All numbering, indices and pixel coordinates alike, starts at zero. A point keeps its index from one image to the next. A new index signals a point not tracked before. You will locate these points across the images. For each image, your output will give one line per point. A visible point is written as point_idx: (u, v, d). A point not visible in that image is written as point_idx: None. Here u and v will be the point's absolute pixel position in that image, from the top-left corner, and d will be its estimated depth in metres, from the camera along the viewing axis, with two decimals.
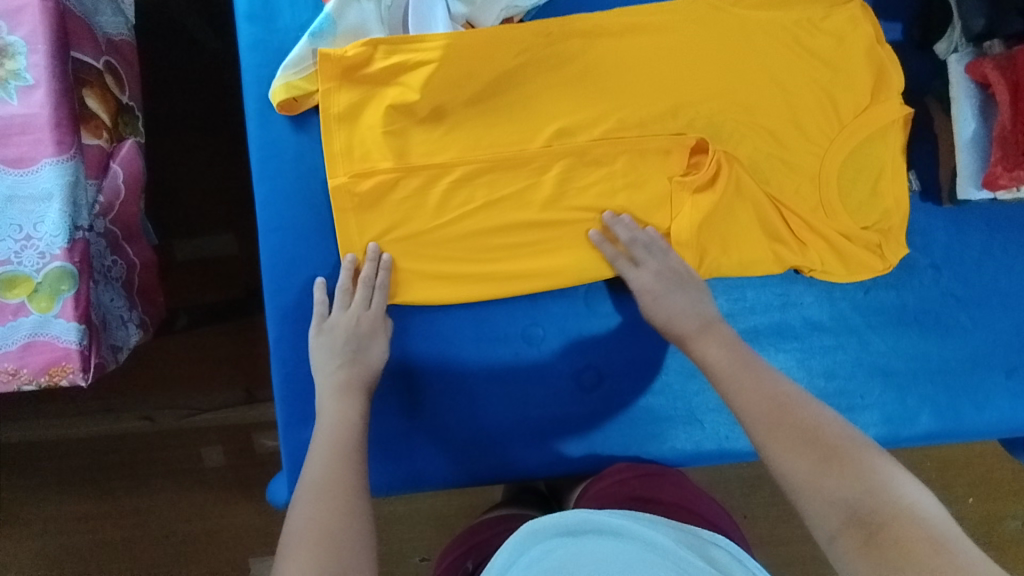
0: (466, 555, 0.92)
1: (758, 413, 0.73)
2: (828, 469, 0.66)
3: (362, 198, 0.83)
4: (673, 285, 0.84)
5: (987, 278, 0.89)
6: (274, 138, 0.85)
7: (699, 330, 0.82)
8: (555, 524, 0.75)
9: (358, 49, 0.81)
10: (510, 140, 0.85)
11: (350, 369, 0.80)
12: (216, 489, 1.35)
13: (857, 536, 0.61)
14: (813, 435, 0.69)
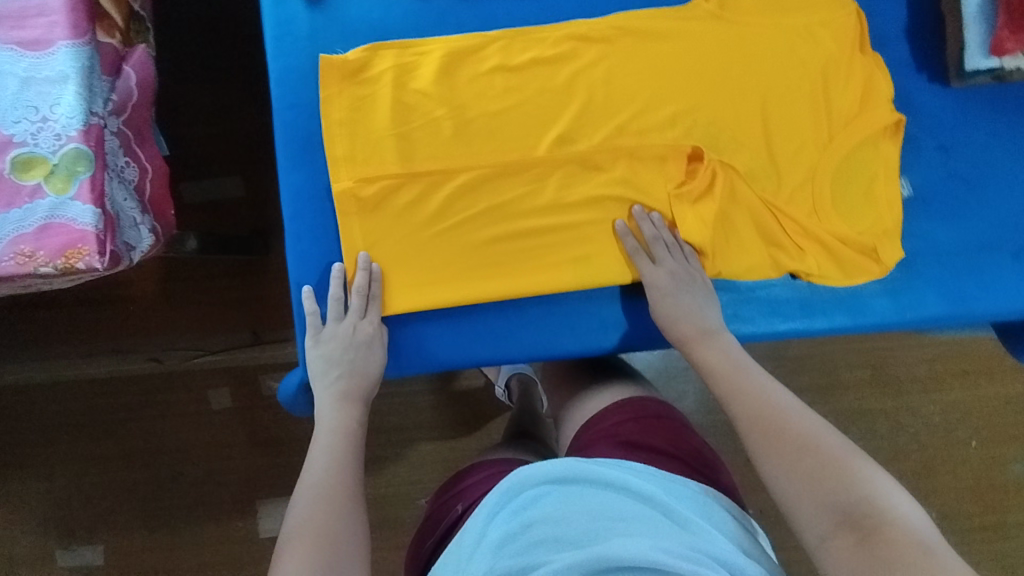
0: (456, 498, 0.72)
1: (750, 423, 0.58)
2: (817, 478, 0.52)
3: (366, 204, 0.72)
4: (683, 288, 0.70)
5: (994, 148, 0.75)
6: (289, 16, 0.72)
7: (701, 335, 0.68)
8: (543, 471, 0.59)
9: (360, 54, 0.71)
10: (544, 100, 0.73)
11: (350, 379, 0.68)
12: (224, 434, 1.18)
13: (844, 545, 0.48)
14: (801, 438, 0.55)
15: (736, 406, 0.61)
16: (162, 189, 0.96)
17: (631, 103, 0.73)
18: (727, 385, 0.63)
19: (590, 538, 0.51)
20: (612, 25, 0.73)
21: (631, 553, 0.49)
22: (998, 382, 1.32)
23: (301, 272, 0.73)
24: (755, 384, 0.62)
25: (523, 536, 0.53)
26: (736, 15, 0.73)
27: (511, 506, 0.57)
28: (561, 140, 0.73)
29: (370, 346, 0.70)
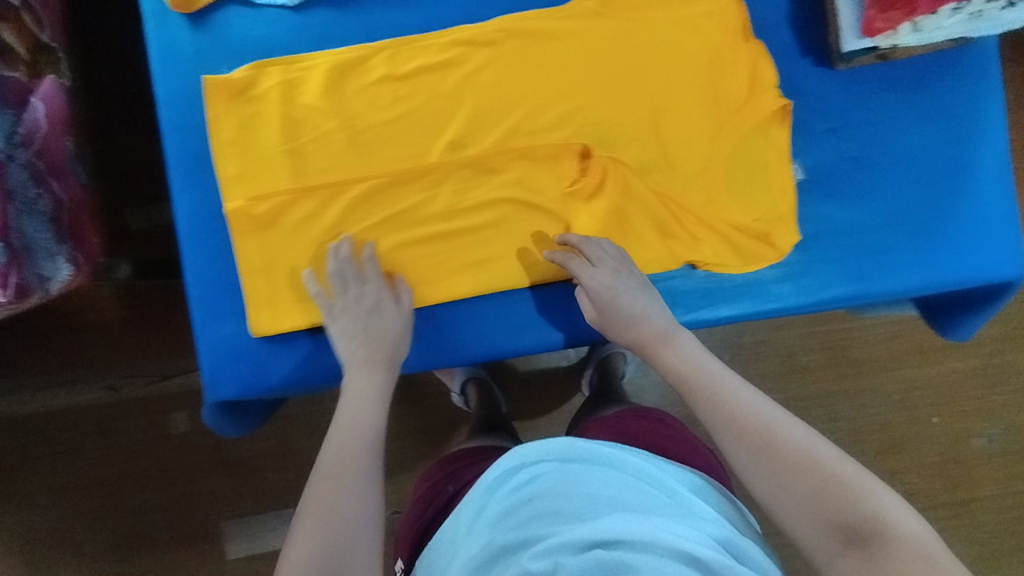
0: (448, 479, 0.75)
1: (732, 431, 0.55)
2: (818, 497, 0.50)
3: (260, 221, 0.72)
4: (625, 287, 0.68)
5: (885, 130, 0.76)
6: (172, 38, 0.72)
7: (659, 338, 0.65)
8: (550, 448, 0.61)
9: (244, 72, 0.71)
10: (434, 102, 0.73)
11: (369, 344, 0.67)
12: (184, 459, 1.14)
13: (854, 562, 0.47)
14: (797, 454, 0.52)
15: (710, 408, 0.58)
16: (85, 218, 0.88)
17: (523, 105, 0.74)
18: (699, 389, 0.60)
19: (592, 511, 0.53)
20: (495, 29, 0.73)
21: (634, 526, 0.50)
22: (956, 356, 1.30)
23: (203, 294, 0.73)
24: (730, 390, 0.59)
25: (521, 512, 0.55)
26: (617, 11, 0.74)
27: (514, 481, 0.59)
28: (454, 145, 0.74)
29: (381, 309, 0.69)
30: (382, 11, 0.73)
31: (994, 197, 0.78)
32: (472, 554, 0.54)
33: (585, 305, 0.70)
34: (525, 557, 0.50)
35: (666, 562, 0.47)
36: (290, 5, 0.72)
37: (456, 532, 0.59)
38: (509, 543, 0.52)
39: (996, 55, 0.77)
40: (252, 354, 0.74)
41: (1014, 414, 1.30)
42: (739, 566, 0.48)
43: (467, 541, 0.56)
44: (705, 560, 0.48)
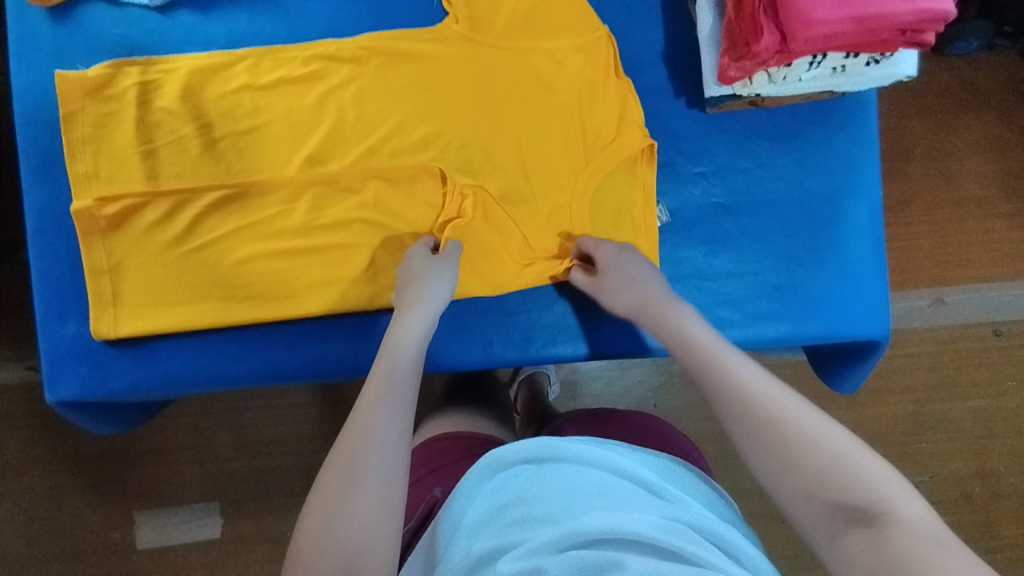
0: (435, 481, 0.65)
1: (729, 411, 0.49)
2: (818, 475, 0.43)
3: (109, 223, 0.71)
4: (630, 265, 0.66)
5: (759, 177, 0.75)
6: (28, 31, 0.70)
7: (657, 308, 0.61)
8: (520, 449, 0.56)
9: (99, 70, 0.70)
10: (295, 115, 0.72)
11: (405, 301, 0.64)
12: (104, 455, 1.03)
13: (856, 544, 0.40)
14: (793, 431, 0.46)
15: (709, 385, 0.52)
16: None
17: (386, 125, 0.73)
18: (700, 358, 0.54)
19: (564, 512, 0.48)
20: (360, 46, 0.72)
21: (614, 523, 0.46)
22: (883, 402, 1.17)
23: (47, 293, 0.72)
24: (728, 363, 0.52)
25: (500, 517, 0.50)
26: (488, 36, 0.72)
27: (494, 484, 0.55)
28: (312, 160, 0.72)
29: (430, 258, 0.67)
30: (246, 19, 0.72)
31: (867, 252, 0.76)
32: (454, 562, 0.49)
33: (580, 277, 0.70)
34: (502, 560, 0.46)
35: (647, 563, 0.43)
36: (152, 6, 0.71)
37: (441, 540, 0.53)
38: (489, 549, 0.48)
39: (875, 111, 0.76)
40: (94, 356, 0.73)
41: (942, 462, 1.18)
42: (714, 555, 0.45)
43: (449, 548, 0.51)
44: (681, 552, 0.44)
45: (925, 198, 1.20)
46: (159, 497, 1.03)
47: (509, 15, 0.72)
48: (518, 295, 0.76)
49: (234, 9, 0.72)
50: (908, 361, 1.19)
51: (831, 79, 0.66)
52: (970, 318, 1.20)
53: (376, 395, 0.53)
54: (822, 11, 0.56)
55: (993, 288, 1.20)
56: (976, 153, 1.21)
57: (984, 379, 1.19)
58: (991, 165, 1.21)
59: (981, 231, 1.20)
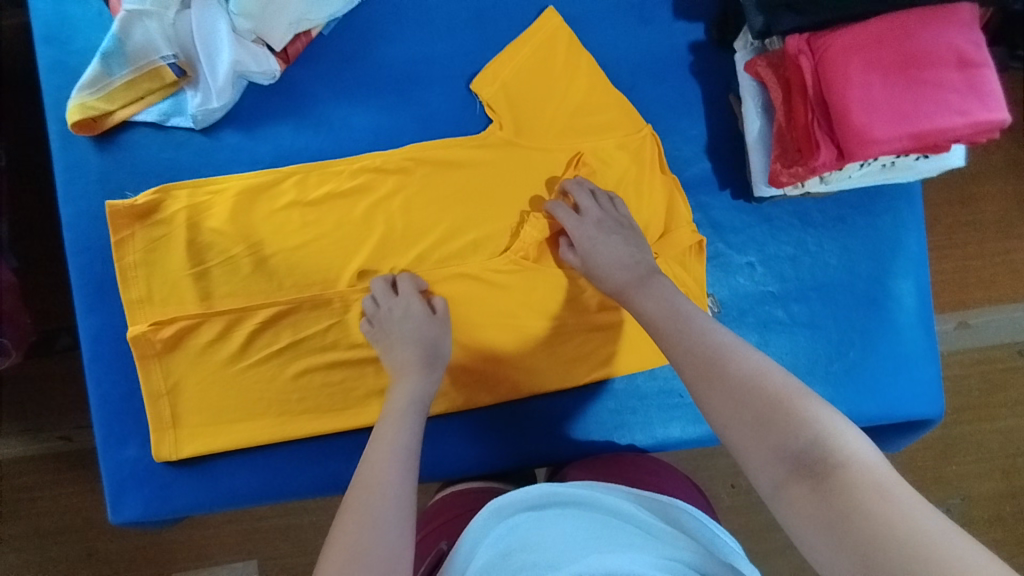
0: (441, 533, 0.67)
1: (688, 359, 0.54)
2: (764, 424, 0.47)
3: (165, 346, 0.71)
4: (605, 245, 0.68)
5: (806, 263, 0.75)
6: (76, 160, 0.71)
7: (635, 284, 0.65)
8: (521, 500, 0.60)
9: (148, 196, 0.70)
10: (344, 229, 0.72)
11: (399, 351, 0.67)
12: (139, 544, 1.00)
13: (801, 490, 0.43)
14: (745, 382, 0.50)
15: (679, 347, 0.56)
16: (13, 299, 0.83)
17: (435, 233, 0.73)
18: (673, 323, 0.58)
19: (568, 556, 0.50)
20: (406, 156, 0.72)
21: (609, 561, 0.48)
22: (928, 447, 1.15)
23: (106, 417, 0.72)
24: (694, 325, 0.57)
25: (506, 563, 0.52)
26: (532, 139, 0.72)
27: (498, 533, 0.57)
28: (362, 273, 0.73)
29: (412, 312, 0.68)
30: (290, 134, 0.73)
31: (917, 332, 0.76)
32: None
33: (568, 255, 0.71)
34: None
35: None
36: (197, 128, 0.71)
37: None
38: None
39: (919, 194, 0.77)
40: (157, 476, 0.72)
41: (972, 482, 1.14)
42: None
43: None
44: None
45: (947, 223, 1.17)
46: (202, 563, 1.01)
47: (551, 118, 0.72)
48: (573, 392, 0.76)
49: (278, 125, 0.72)
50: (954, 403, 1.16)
51: (880, 174, 0.66)
52: (995, 339, 1.17)
53: (381, 455, 0.57)
54: (880, 130, 0.56)
55: (1018, 308, 1.17)
56: (992, 176, 1.18)
57: (1012, 399, 1.16)
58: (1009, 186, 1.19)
59: (1003, 252, 1.17)
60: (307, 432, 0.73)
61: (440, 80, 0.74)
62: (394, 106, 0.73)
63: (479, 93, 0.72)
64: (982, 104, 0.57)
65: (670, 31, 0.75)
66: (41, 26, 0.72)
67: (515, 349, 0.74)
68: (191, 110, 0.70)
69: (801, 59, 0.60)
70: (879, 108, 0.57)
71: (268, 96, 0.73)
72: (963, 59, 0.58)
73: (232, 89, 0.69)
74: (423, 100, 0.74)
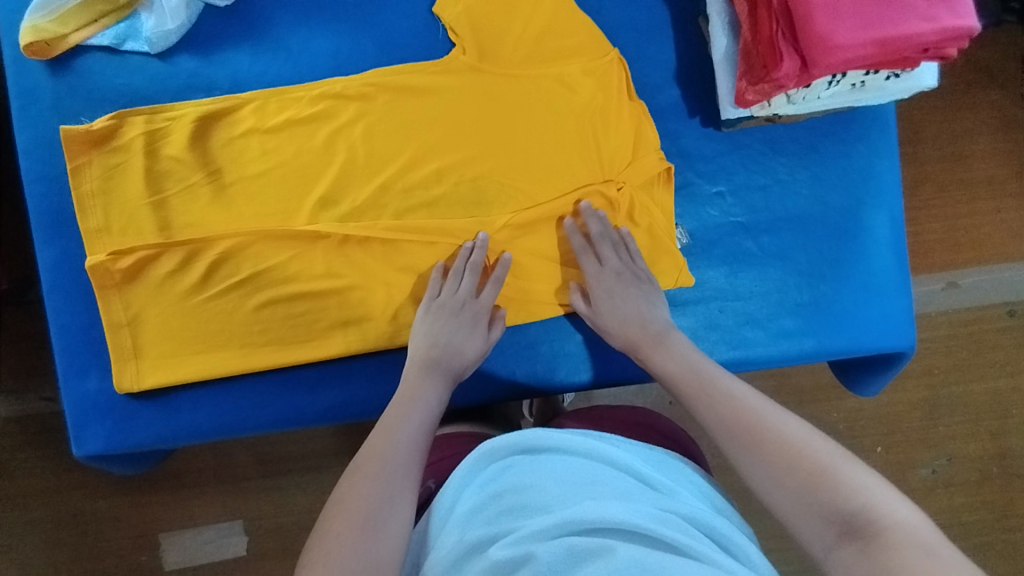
0: (427, 473, 0.65)
1: (723, 427, 0.54)
2: (808, 490, 0.46)
3: (126, 277, 0.70)
4: (623, 294, 0.69)
5: (778, 193, 0.74)
6: (30, 85, 0.69)
7: (653, 340, 0.65)
8: (510, 444, 0.55)
9: (103, 122, 0.69)
10: (304, 159, 0.71)
11: (433, 349, 0.66)
12: (114, 495, 1.00)
13: (851, 556, 0.43)
14: (783, 447, 0.49)
15: (712, 414, 0.55)
16: None
17: (397, 162, 0.71)
18: (700, 385, 0.59)
19: (560, 500, 0.48)
20: (367, 83, 0.70)
21: (609, 513, 0.46)
22: (916, 406, 1.13)
23: (67, 348, 0.71)
24: (722, 387, 0.57)
25: (493, 506, 0.49)
26: (496, 64, 0.71)
27: (485, 476, 0.53)
28: (324, 203, 0.71)
29: (458, 313, 0.68)
30: (249, 60, 0.71)
31: (890, 263, 0.75)
32: (443, 551, 0.48)
33: (580, 306, 0.71)
34: (493, 547, 0.46)
35: (639, 548, 0.43)
36: (153, 53, 0.70)
37: (432, 531, 0.52)
38: (484, 538, 0.47)
39: (893, 122, 0.75)
40: (119, 410, 0.72)
41: (959, 443, 1.13)
42: (705, 546, 0.45)
43: (441, 537, 0.50)
44: (669, 541, 0.44)
45: (935, 179, 1.15)
46: (180, 514, 1.00)
47: (517, 43, 0.71)
48: (540, 325, 0.75)
49: (236, 51, 0.71)
50: (942, 363, 1.14)
51: (850, 94, 0.65)
52: (984, 298, 1.15)
53: (380, 463, 0.54)
54: (844, 36, 0.55)
55: (1006, 267, 1.15)
56: (980, 131, 1.16)
57: (1000, 359, 1.14)
58: (998, 143, 1.16)
59: (990, 210, 1.15)
60: (269, 365, 0.72)
61: (403, 6, 0.72)
62: (357, 34, 0.72)
63: (442, 16, 0.71)
64: (951, 11, 0.56)
65: None
66: None
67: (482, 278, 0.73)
68: (147, 33, 0.68)
69: None
70: (843, 13, 0.55)
71: (227, 21, 0.71)
72: None
73: (187, 11, 0.68)
74: (385, 27, 0.72)
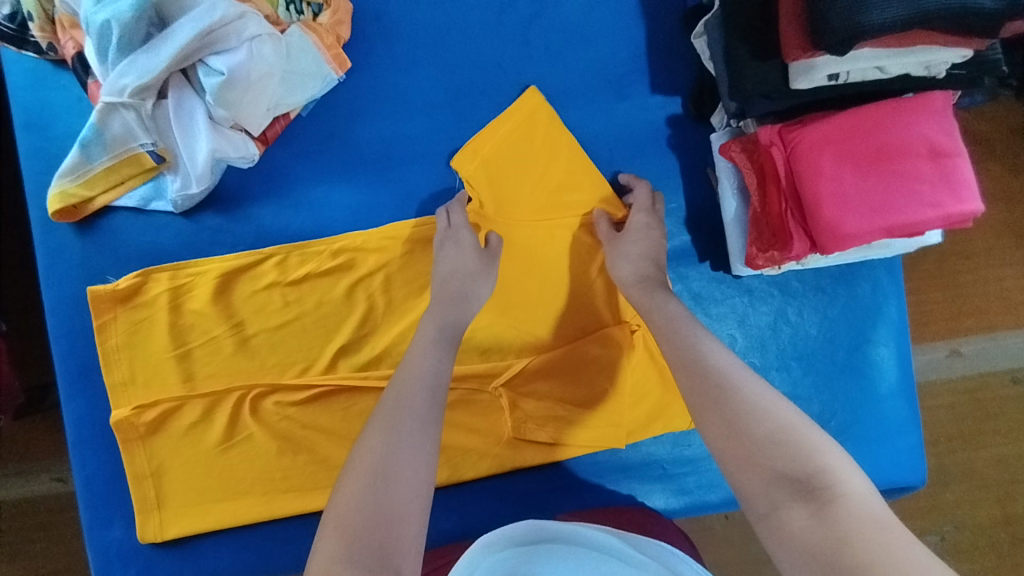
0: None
1: (691, 380, 0.53)
2: (767, 450, 0.46)
3: (150, 430, 0.71)
4: (643, 235, 0.69)
5: (788, 335, 0.75)
6: (58, 245, 0.71)
7: (651, 283, 0.65)
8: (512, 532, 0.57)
9: (130, 280, 0.70)
10: (326, 309, 0.73)
11: (444, 282, 0.67)
12: None
13: (799, 515, 0.43)
14: (750, 406, 0.49)
15: (681, 367, 0.55)
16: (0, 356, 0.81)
17: (415, 313, 0.73)
18: (676, 341, 0.57)
19: None
20: (386, 235, 0.72)
21: None
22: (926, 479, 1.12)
23: (91, 498, 0.72)
24: (700, 342, 0.56)
25: None
26: (515, 213, 0.73)
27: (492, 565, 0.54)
28: (343, 351, 0.73)
29: (461, 244, 0.69)
30: (271, 215, 0.73)
31: (898, 401, 0.76)
32: None
33: (601, 224, 0.72)
34: None
35: None
36: (178, 212, 0.72)
37: None
38: None
39: (899, 265, 0.77)
40: (143, 558, 0.72)
41: (966, 510, 1.11)
42: None
43: None
44: None
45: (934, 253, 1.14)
46: None
47: (532, 198, 0.73)
48: (557, 465, 0.75)
49: (259, 207, 0.73)
50: (949, 431, 1.12)
51: (859, 252, 0.67)
52: (986, 367, 1.13)
53: (388, 422, 0.52)
54: (852, 225, 0.57)
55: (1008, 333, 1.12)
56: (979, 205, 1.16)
57: (1004, 428, 1.12)
58: (1001, 215, 1.13)
59: (988, 278, 1.11)
60: (290, 513, 0.73)
61: (419, 158, 0.74)
62: (375, 186, 0.74)
63: (460, 169, 0.72)
64: (954, 195, 0.57)
65: (648, 105, 0.75)
66: (20, 114, 0.71)
67: (499, 421, 0.74)
68: (171, 195, 0.70)
69: (774, 150, 0.60)
70: (850, 204, 0.57)
71: (248, 178, 0.73)
72: (935, 150, 0.58)
73: (211, 175, 0.70)
74: (403, 179, 0.74)
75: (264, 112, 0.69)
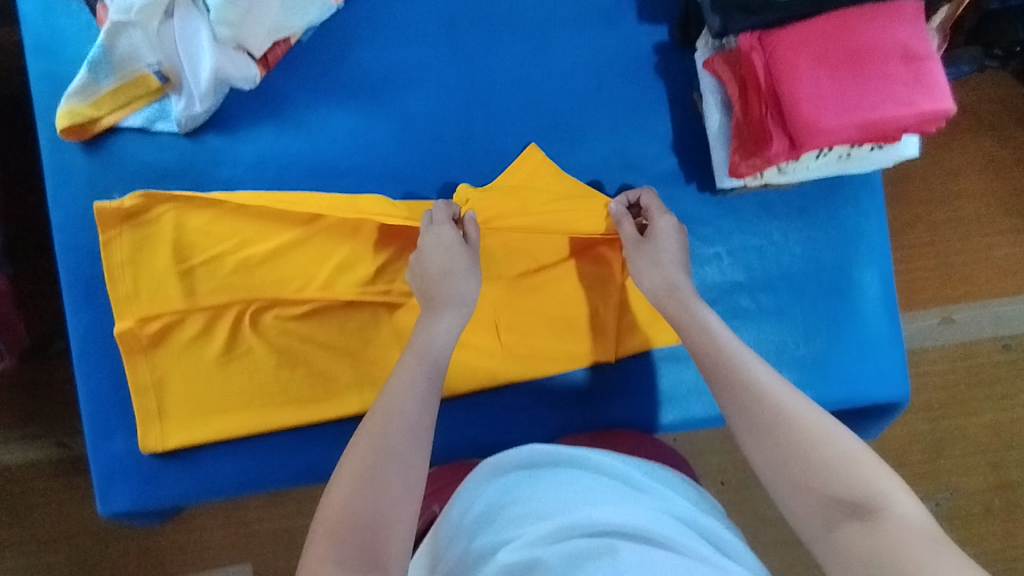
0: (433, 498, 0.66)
1: (733, 394, 0.52)
2: (821, 473, 0.45)
3: (153, 343, 0.73)
4: (666, 245, 0.66)
5: (773, 253, 0.77)
6: (66, 163, 0.73)
7: (670, 292, 0.64)
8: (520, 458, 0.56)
9: (133, 198, 0.72)
10: (324, 226, 0.75)
11: (435, 282, 0.64)
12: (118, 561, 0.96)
13: (850, 532, 0.43)
14: (806, 433, 0.47)
15: (723, 377, 0.54)
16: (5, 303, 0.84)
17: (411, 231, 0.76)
18: (716, 354, 0.56)
19: (559, 507, 0.46)
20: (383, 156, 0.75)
21: (605, 516, 0.44)
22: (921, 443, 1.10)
23: (94, 411, 0.74)
24: (743, 361, 0.54)
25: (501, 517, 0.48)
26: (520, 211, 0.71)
27: (497, 489, 0.53)
28: (341, 269, 0.75)
29: (449, 243, 0.65)
30: (273, 137, 0.76)
31: (882, 318, 0.78)
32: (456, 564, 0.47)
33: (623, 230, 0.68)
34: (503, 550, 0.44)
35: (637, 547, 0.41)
36: (182, 132, 0.75)
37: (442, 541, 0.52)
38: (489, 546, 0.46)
39: (879, 185, 0.79)
40: (145, 469, 0.74)
41: (963, 476, 1.10)
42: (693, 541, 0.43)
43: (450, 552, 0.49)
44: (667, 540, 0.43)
45: (927, 219, 1.12)
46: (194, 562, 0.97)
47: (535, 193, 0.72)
48: (549, 383, 0.77)
49: (260, 130, 0.76)
50: (944, 393, 1.12)
51: (839, 164, 0.69)
52: (979, 333, 1.12)
53: (381, 424, 0.51)
54: (830, 121, 0.60)
55: (1005, 300, 1.12)
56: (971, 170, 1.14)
57: (1000, 393, 1.12)
58: (991, 179, 1.13)
59: (978, 247, 1.12)
60: (288, 425, 0.74)
61: (415, 85, 0.77)
62: (372, 113, 0.76)
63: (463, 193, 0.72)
64: (927, 94, 0.60)
65: (636, 36, 0.78)
66: (32, 39, 0.74)
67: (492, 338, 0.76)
68: (176, 115, 0.73)
69: (754, 56, 0.63)
70: (827, 101, 0.60)
71: (251, 102, 0.76)
72: (908, 54, 0.61)
73: (214, 96, 0.73)
74: (399, 104, 0.77)
75: (265, 34, 0.73)
